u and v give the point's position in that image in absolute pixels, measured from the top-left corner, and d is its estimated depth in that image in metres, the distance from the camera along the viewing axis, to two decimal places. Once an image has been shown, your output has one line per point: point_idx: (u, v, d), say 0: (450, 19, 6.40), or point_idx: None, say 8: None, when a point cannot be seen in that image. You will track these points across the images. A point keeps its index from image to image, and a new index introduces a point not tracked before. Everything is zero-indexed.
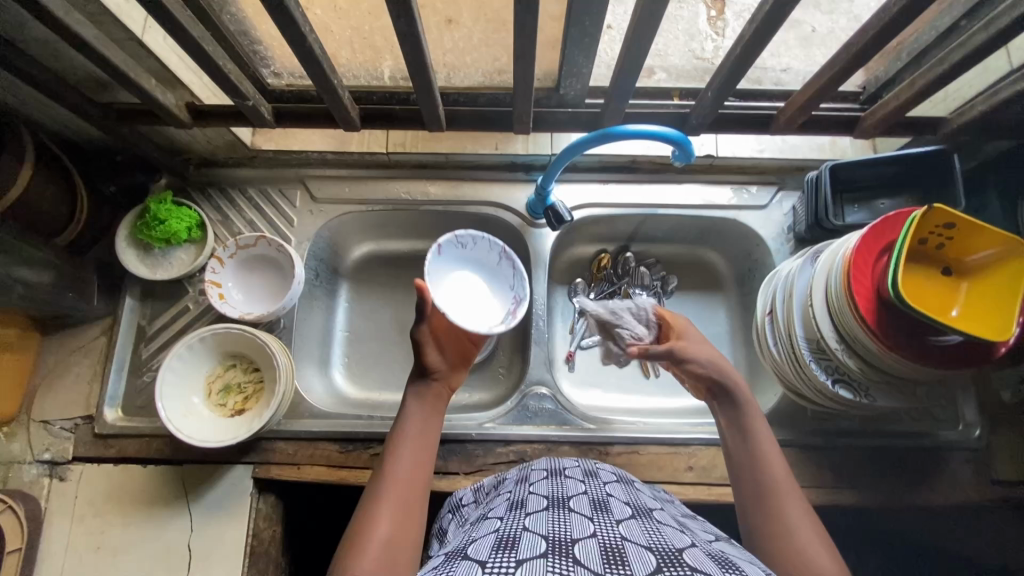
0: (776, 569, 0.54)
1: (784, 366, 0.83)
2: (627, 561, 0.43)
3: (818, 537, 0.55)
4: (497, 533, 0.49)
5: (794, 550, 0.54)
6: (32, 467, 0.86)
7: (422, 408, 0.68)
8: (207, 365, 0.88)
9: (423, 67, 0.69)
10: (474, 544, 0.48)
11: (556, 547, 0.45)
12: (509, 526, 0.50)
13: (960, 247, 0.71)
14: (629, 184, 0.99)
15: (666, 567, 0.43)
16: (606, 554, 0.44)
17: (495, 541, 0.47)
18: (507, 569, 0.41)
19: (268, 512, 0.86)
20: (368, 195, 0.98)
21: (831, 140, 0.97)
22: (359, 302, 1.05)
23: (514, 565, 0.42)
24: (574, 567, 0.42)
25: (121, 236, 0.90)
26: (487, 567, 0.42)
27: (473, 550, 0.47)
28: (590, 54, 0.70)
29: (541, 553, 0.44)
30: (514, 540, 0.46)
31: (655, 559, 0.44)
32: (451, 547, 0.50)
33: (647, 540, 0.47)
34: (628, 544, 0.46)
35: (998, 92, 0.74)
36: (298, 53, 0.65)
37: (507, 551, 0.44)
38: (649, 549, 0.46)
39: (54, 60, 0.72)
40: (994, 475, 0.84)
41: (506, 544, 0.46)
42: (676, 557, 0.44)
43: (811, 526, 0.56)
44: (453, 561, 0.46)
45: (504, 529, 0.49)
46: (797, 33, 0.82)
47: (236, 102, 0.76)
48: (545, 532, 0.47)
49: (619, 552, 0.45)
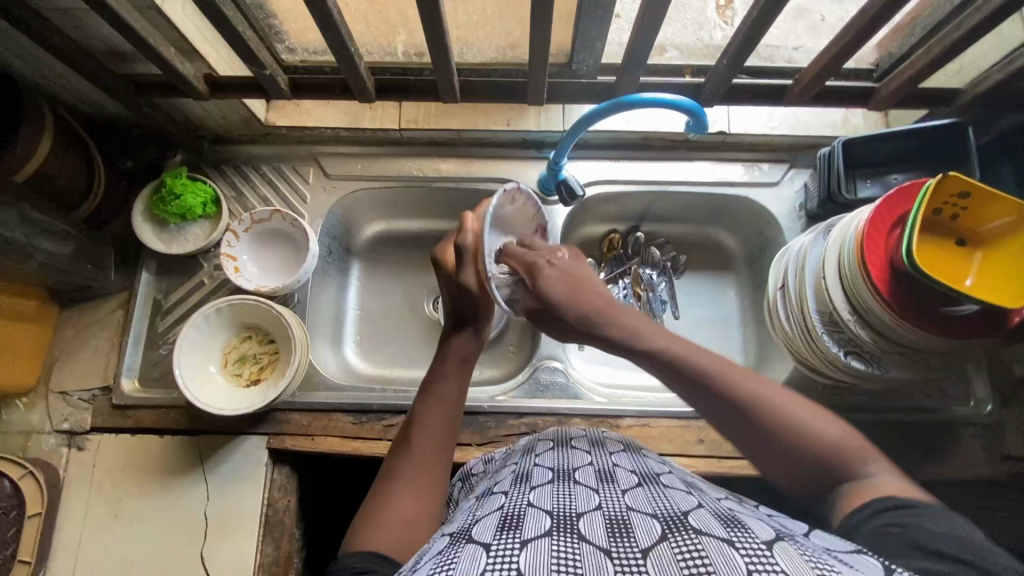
0: (792, 455, 0.53)
1: (796, 340, 0.84)
2: (632, 532, 0.43)
3: (819, 419, 0.54)
4: (502, 511, 0.48)
5: (800, 434, 0.53)
6: (51, 436, 0.87)
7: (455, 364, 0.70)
8: (223, 336, 0.89)
9: (439, 37, 0.70)
10: (478, 526, 0.46)
11: (561, 523, 0.44)
12: (513, 503, 0.49)
13: (976, 217, 0.71)
14: (640, 161, 0.99)
15: (671, 533, 0.42)
16: (611, 529, 0.43)
17: (499, 521, 0.45)
18: (512, 551, 0.40)
19: (283, 483, 0.87)
20: (380, 172, 0.99)
21: (843, 117, 0.97)
22: (371, 280, 1.06)
23: (519, 547, 0.40)
24: (579, 543, 0.41)
25: (139, 210, 0.91)
26: (492, 549, 0.40)
27: (476, 532, 0.45)
28: (605, 28, 0.70)
29: (545, 532, 0.42)
30: (519, 518, 0.45)
31: (659, 526, 0.43)
32: (456, 527, 0.49)
33: (653, 508, 0.47)
34: (633, 515, 0.45)
35: (1012, 62, 0.74)
36: (317, 18, 0.66)
37: (512, 532, 0.43)
38: (654, 516, 0.45)
39: (76, 30, 0.73)
40: (1005, 449, 0.84)
41: (511, 523, 0.44)
42: (682, 522, 0.43)
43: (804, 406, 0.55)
44: (457, 545, 0.44)
45: (508, 507, 0.48)
46: (807, 21, 0.83)
47: (254, 73, 0.77)
48: (548, 508, 0.46)
49: (624, 525, 0.44)
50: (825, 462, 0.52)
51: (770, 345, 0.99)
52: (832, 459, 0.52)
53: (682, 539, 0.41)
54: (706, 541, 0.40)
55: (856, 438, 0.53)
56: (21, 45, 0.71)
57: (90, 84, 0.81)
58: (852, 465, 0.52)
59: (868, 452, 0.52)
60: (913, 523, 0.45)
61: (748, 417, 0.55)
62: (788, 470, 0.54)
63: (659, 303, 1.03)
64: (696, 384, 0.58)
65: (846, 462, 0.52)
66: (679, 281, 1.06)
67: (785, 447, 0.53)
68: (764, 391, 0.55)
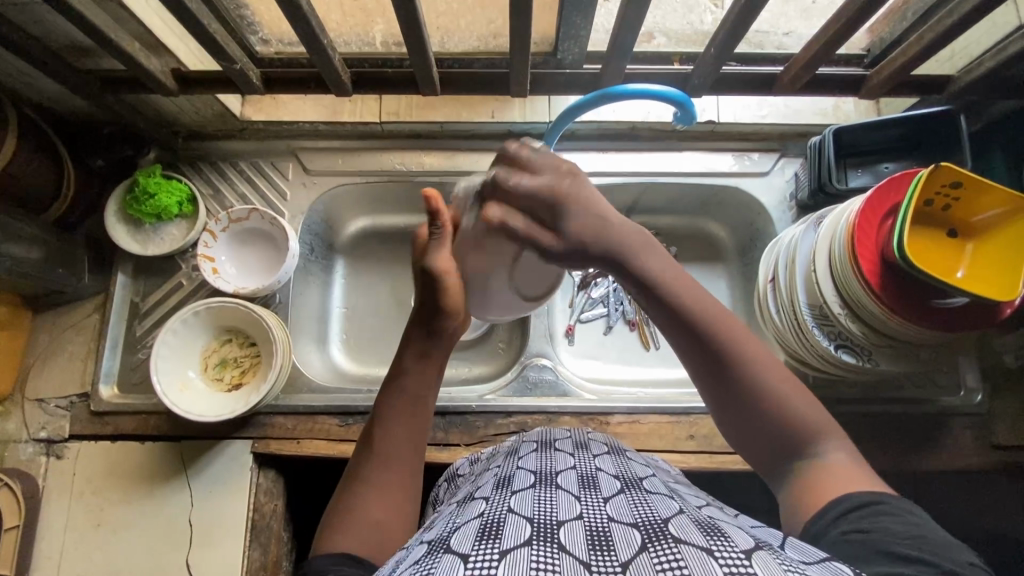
0: (754, 419, 0.53)
1: (786, 333, 0.83)
2: (613, 544, 0.41)
3: (796, 394, 0.53)
4: (481, 518, 0.47)
5: (771, 405, 0.52)
6: (29, 445, 0.85)
7: (421, 361, 0.63)
8: (202, 340, 0.87)
9: (416, 26, 0.67)
10: (457, 534, 0.45)
11: (541, 532, 0.42)
12: (493, 510, 0.47)
13: (967, 207, 0.70)
14: (628, 152, 0.97)
15: (650, 543, 0.41)
16: (592, 540, 0.42)
17: (479, 529, 0.44)
18: (490, 564, 0.38)
19: (269, 487, 0.85)
20: (362, 166, 0.96)
21: (835, 104, 0.95)
22: (356, 278, 1.04)
23: (498, 558, 0.39)
24: (558, 554, 0.40)
25: (111, 211, 0.88)
26: (469, 561, 0.39)
27: (455, 541, 0.44)
28: (587, 15, 0.68)
29: (524, 542, 0.41)
30: (499, 526, 0.44)
31: (640, 536, 0.42)
32: (434, 536, 0.47)
33: (634, 517, 0.45)
34: (614, 524, 0.44)
35: (1006, 48, 0.72)
36: (285, 9, 0.63)
37: (491, 541, 0.41)
38: (634, 526, 0.44)
39: (33, 25, 0.70)
40: (995, 438, 0.84)
41: (490, 532, 0.43)
42: (663, 531, 0.42)
43: (778, 375, 0.53)
44: (435, 554, 0.42)
45: (488, 514, 0.47)
46: (797, 4, 0.80)
47: (224, 67, 0.74)
48: (529, 515, 0.45)
49: (604, 535, 0.43)
50: (790, 434, 0.52)
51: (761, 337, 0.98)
52: (797, 431, 0.51)
53: (662, 549, 0.39)
54: (686, 550, 0.39)
55: (823, 414, 0.52)
56: None
57: (55, 83, 0.78)
58: (808, 441, 0.51)
59: (834, 438, 0.51)
60: (876, 527, 0.43)
61: (730, 380, 0.54)
62: (745, 435, 0.54)
63: None
64: (680, 337, 0.56)
65: (807, 436, 0.51)
66: None
67: (756, 411, 0.53)
68: (742, 353, 0.54)
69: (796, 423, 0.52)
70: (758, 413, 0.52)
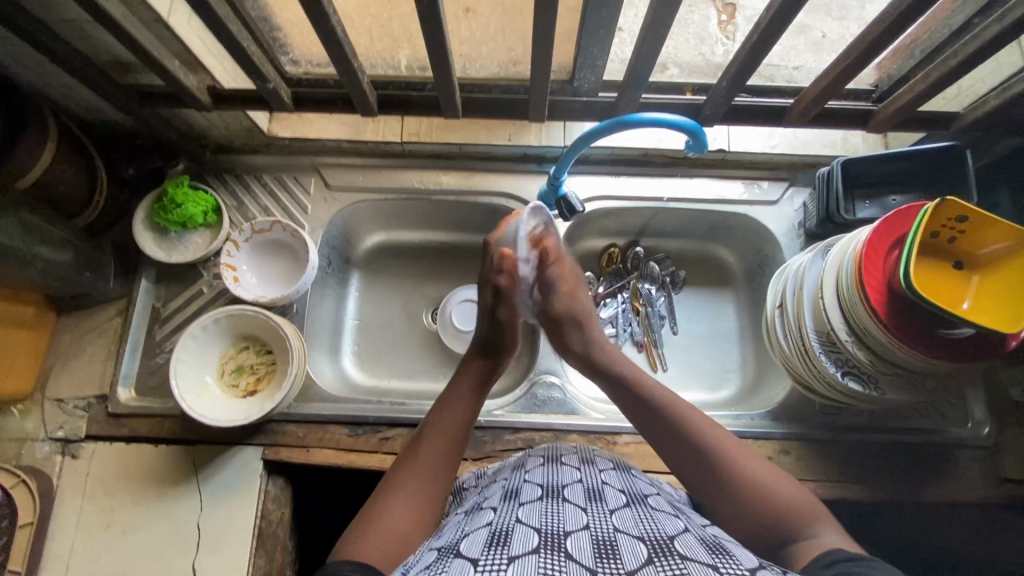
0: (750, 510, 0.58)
1: (793, 359, 0.83)
2: (619, 553, 0.43)
3: (775, 478, 0.60)
4: (490, 527, 0.48)
5: (758, 490, 0.59)
6: (45, 444, 0.87)
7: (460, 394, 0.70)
8: (220, 347, 0.89)
9: (441, 51, 0.70)
10: (466, 540, 0.46)
11: (548, 541, 0.43)
12: (502, 520, 0.48)
13: (972, 240, 0.72)
14: (640, 177, 0.99)
15: (657, 557, 0.42)
16: (598, 548, 0.43)
17: (488, 536, 0.45)
18: (500, 570, 0.40)
19: (277, 495, 0.87)
20: (381, 184, 0.99)
21: (843, 137, 0.98)
22: (371, 292, 1.06)
23: (507, 564, 0.40)
24: (566, 562, 0.41)
25: (139, 219, 0.91)
26: (480, 567, 0.41)
27: (465, 547, 0.45)
28: (605, 46, 0.71)
29: (533, 550, 0.42)
30: (507, 535, 0.45)
31: (646, 549, 0.43)
32: (443, 542, 0.49)
33: (639, 530, 0.46)
34: (620, 536, 0.45)
35: (1010, 88, 0.75)
36: (321, 34, 0.67)
37: (500, 548, 0.42)
38: (641, 539, 0.45)
39: (81, 41, 0.74)
40: (1002, 472, 0.84)
41: (499, 540, 0.44)
42: (669, 548, 0.44)
43: (759, 466, 0.61)
44: (445, 560, 0.44)
45: (496, 523, 0.48)
46: (807, 38, 0.85)
47: (258, 85, 0.77)
48: (537, 525, 0.46)
49: (611, 545, 0.44)
50: (781, 517, 0.57)
51: (768, 362, 0.99)
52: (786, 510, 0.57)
53: (669, 564, 0.41)
54: (693, 566, 0.41)
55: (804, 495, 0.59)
56: (29, 55, 0.72)
57: (95, 96, 0.82)
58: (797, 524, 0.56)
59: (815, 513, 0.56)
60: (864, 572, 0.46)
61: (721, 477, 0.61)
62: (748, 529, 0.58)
63: (657, 318, 1.03)
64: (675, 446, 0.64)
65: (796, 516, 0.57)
66: (677, 295, 1.07)
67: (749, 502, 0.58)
68: (721, 448, 0.63)
69: (783, 505, 0.57)
70: (746, 502, 0.59)
